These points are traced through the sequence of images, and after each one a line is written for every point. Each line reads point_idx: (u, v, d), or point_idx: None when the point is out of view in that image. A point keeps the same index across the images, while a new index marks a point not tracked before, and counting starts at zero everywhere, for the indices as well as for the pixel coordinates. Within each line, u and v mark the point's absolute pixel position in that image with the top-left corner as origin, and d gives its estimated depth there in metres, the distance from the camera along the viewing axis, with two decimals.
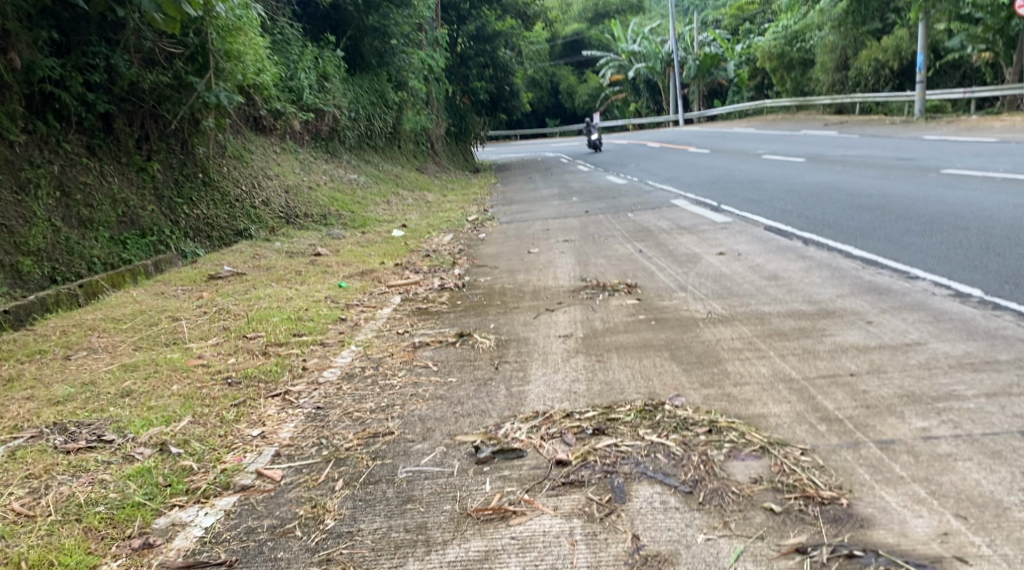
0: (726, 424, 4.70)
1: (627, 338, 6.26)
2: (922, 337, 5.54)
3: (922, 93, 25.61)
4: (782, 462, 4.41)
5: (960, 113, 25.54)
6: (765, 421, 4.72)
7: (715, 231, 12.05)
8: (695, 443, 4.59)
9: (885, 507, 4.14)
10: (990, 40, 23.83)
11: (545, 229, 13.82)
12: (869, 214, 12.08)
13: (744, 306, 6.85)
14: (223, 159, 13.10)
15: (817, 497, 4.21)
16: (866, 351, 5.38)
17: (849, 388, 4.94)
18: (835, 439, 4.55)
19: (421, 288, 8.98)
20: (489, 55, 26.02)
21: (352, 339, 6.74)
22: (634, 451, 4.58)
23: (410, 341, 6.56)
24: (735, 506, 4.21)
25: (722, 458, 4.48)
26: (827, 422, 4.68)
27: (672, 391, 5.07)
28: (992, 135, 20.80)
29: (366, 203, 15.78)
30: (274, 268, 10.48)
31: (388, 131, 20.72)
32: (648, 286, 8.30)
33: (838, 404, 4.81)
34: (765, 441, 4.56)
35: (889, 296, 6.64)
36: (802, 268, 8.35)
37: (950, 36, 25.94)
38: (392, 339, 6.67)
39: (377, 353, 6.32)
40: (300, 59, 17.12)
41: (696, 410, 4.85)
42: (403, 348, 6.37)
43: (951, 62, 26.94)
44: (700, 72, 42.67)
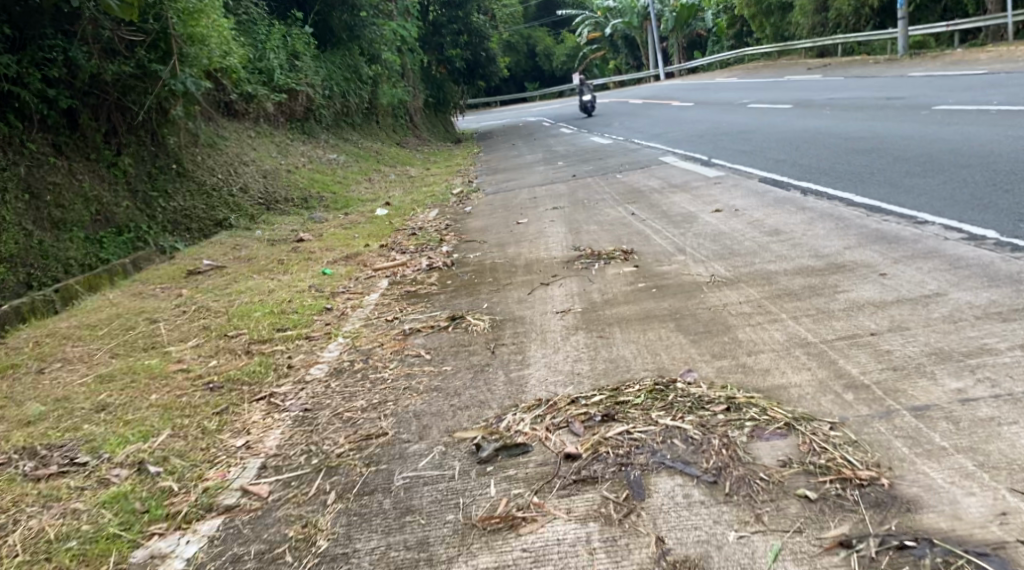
0: (745, 400, 4.41)
1: (629, 310, 5.93)
2: (942, 287, 5.24)
3: (903, 30, 25.18)
4: (810, 441, 4.12)
5: (944, 47, 25.13)
6: (785, 393, 4.44)
7: (708, 187, 11.71)
8: (713, 424, 4.29)
9: (930, 485, 3.84)
10: None
11: (533, 197, 13.46)
12: (865, 158, 11.75)
13: (748, 267, 6.52)
14: (196, 148, 12.72)
15: (855, 479, 3.92)
16: (884, 307, 5.09)
17: (872, 349, 4.67)
18: (865, 410, 4.27)
19: (409, 269, 8.64)
20: (463, 22, 25.47)
21: (340, 330, 6.40)
22: (648, 439, 4.27)
23: (400, 328, 6.23)
24: (766, 496, 3.90)
25: (744, 439, 4.18)
26: (853, 390, 4.40)
27: (683, 367, 4.78)
28: (979, 67, 20.41)
29: (348, 183, 15.39)
30: (256, 258, 10.13)
31: (364, 106, 20.28)
32: (645, 251, 7.97)
33: (862, 369, 4.53)
34: (789, 418, 4.27)
35: (899, 245, 6.33)
36: (803, 220, 8.04)
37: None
38: (381, 328, 6.34)
39: (365, 344, 5.99)
40: (268, 39, 16.73)
41: (711, 387, 4.55)
42: (394, 337, 6.04)
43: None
44: (677, 25, 42.16)
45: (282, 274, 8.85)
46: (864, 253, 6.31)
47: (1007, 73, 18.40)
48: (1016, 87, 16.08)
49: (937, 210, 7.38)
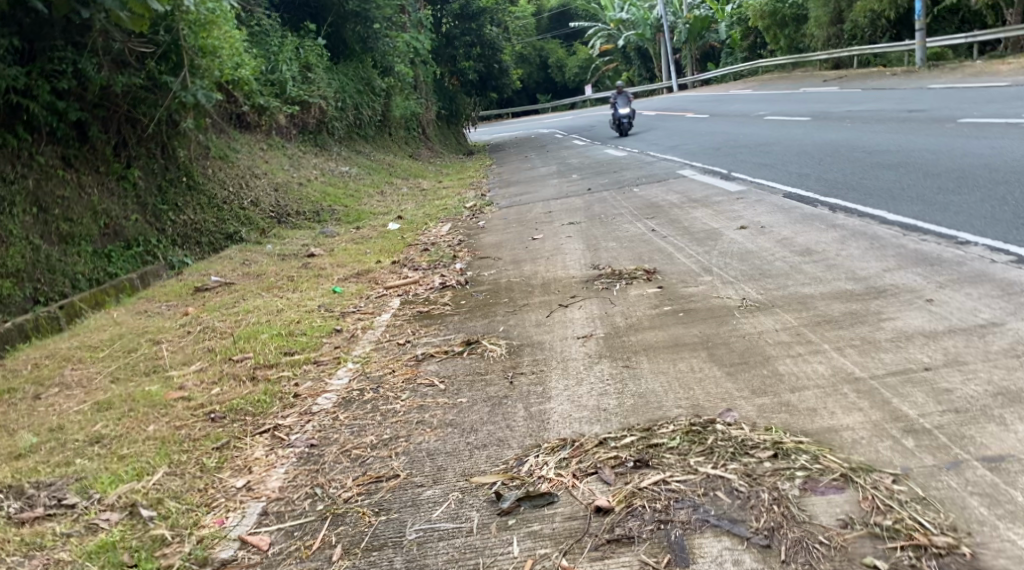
0: (794, 446, 4.07)
1: (654, 339, 5.53)
2: (996, 316, 4.89)
3: (921, 41, 24.76)
4: (873, 497, 3.78)
5: (962, 59, 24.70)
6: (837, 438, 4.11)
7: (730, 202, 11.35)
8: (759, 474, 3.97)
9: (1020, 557, 3.49)
10: None
11: (548, 212, 13.12)
12: (893, 172, 11.37)
13: (788, 293, 6.18)
14: (207, 161, 12.43)
15: (931, 546, 3.57)
16: (936, 338, 4.75)
17: (929, 387, 4.33)
18: (930, 459, 3.93)
19: (421, 288, 8.30)
20: (476, 34, 25.27)
21: (347, 355, 6.03)
22: (688, 490, 3.94)
23: (412, 353, 5.87)
24: (830, 564, 3.56)
25: (797, 493, 3.85)
26: (914, 435, 4.06)
27: (721, 405, 4.44)
28: (1002, 79, 20.00)
29: (359, 196, 15.07)
30: (266, 274, 9.82)
31: (377, 119, 20.01)
32: (668, 271, 7.62)
33: (921, 410, 4.19)
34: (846, 468, 3.93)
35: (948, 273, 5.98)
36: (836, 239, 7.89)
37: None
38: (392, 352, 5.97)
39: (374, 371, 5.60)
40: (280, 50, 16.46)
41: (754, 428, 4.23)
42: (405, 363, 5.66)
43: (947, 7, 26.14)
44: (691, 36, 41.88)
45: (287, 295, 8.32)
46: (902, 278, 6.03)
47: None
48: None
49: (985, 231, 7.00)
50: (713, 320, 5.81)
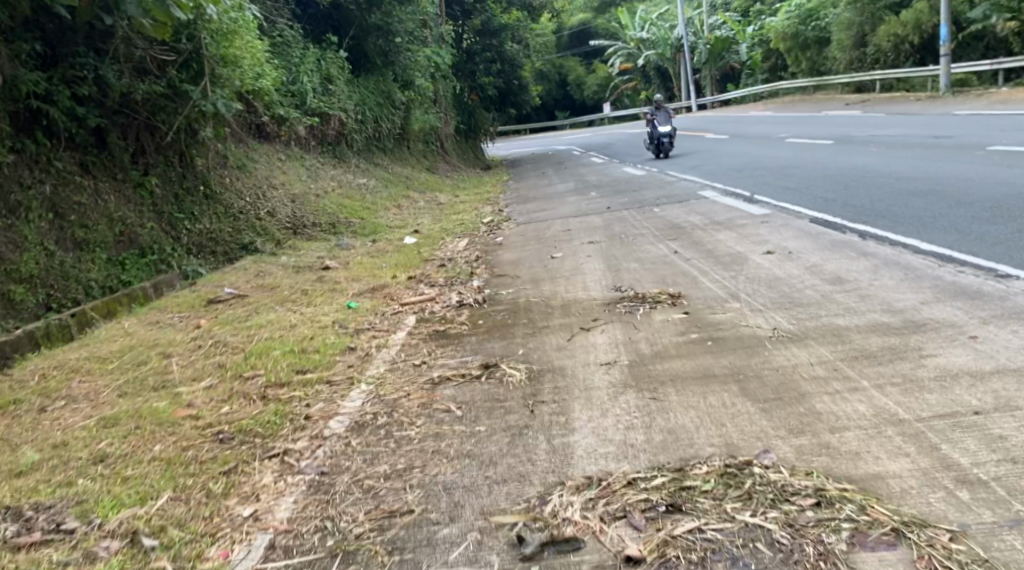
0: (838, 494, 3.91)
1: (681, 369, 5.30)
2: None
3: (945, 67, 24.54)
4: (928, 555, 3.62)
5: (987, 86, 24.47)
6: (884, 486, 3.94)
7: (754, 225, 11.13)
8: (802, 524, 3.82)
9: None
10: None
11: (567, 230, 12.91)
12: (924, 199, 11.13)
13: (822, 325, 6.00)
14: (223, 171, 12.29)
15: None
16: (985, 379, 4.56)
17: (981, 434, 4.14)
18: (989, 514, 3.75)
19: (438, 306, 8.09)
20: (496, 50, 25.33)
21: (360, 376, 5.71)
22: (726, 541, 3.79)
23: (428, 375, 5.62)
24: None
25: (844, 548, 3.68)
26: (968, 487, 3.88)
27: (758, 446, 4.28)
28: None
29: (376, 209, 14.90)
30: (279, 287, 9.62)
31: (396, 132, 19.86)
32: (694, 296, 7.41)
33: (974, 460, 4.01)
34: (897, 521, 3.77)
35: (994, 314, 5.75)
36: (869, 267, 7.83)
37: (970, 8, 24.89)
38: (408, 374, 5.73)
39: (388, 396, 5.28)
40: (301, 62, 16.32)
41: (793, 472, 4.07)
42: (420, 387, 5.38)
43: (972, 34, 25.94)
44: (712, 57, 41.76)
45: (300, 312, 7.97)
46: (940, 312, 6.03)
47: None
48: None
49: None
50: (749, 353, 5.50)
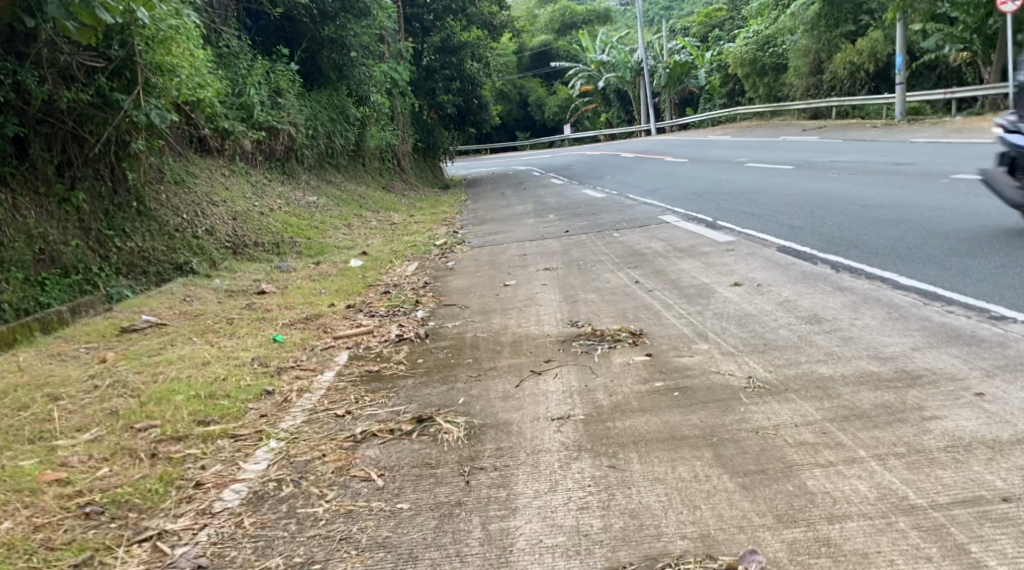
0: None
1: (644, 432, 4.52)
2: None
3: (902, 95, 24.20)
4: None
5: (943, 115, 24.22)
6: None
7: (719, 254, 10.48)
8: None
9: None
10: (967, 40, 23.01)
11: (523, 254, 12.18)
12: (895, 228, 10.53)
13: (808, 376, 5.37)
14: (159, 186, 11.39)
15: None
16: (1005, 454, 4.09)
17: (1016, 531, 3.71)
18: None
19: (375, 340, 7.24)
20: (456, 68, 24.42)
21: (272, 428, 4.87)
22: None
23: (349, 430, 4.78)
24: None
25: None
26: None
27: (746, 545, 3.77)
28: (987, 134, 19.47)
29: (324, 228, 14.07)
30: (204, 314, 8.64)
31: (350, 148, 19.03)
32: (657, 334, 6.71)
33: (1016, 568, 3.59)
34: None
35: (1000, 368, 5.13)
36: (844, 303, 7.21)
37: (925, 37, 24.79)
38: (328, 428, 4.86)
39: (298, 459, 4.53)
40: (249, 73, 15.46)
41: None
42: (338, 447, 4.62)
43: (926, 63, 25.84)
44: (671, 81, 41.57)
45: (217, 343, 7.02)
46: (935, 360, 5.45)
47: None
48: None
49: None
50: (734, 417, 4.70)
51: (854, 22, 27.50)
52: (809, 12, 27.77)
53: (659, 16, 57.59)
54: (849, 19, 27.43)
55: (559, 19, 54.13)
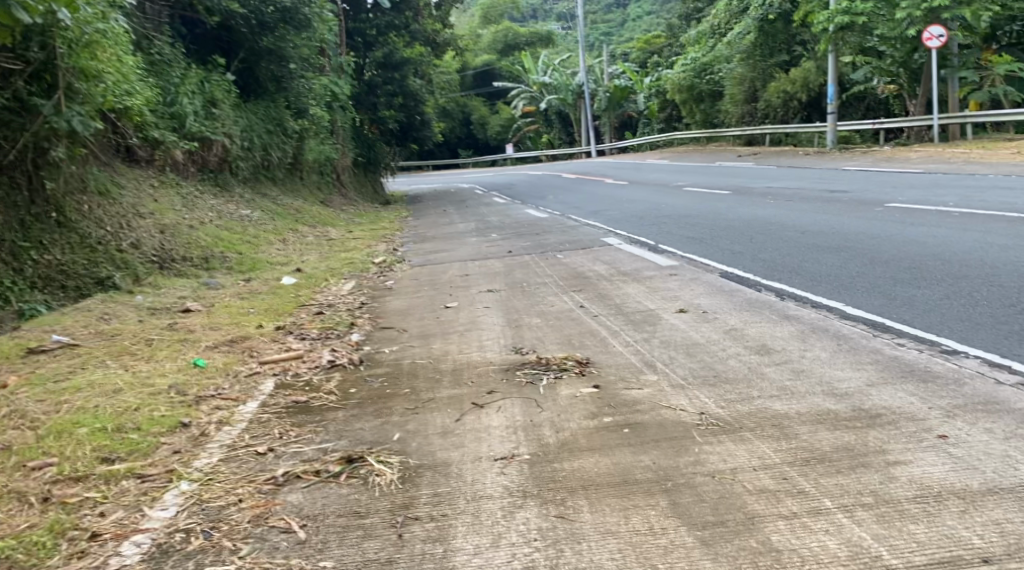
0: None
1: (592, 474, 4.33)
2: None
3: (833, 123, 24.31)
4: None
5: (871, 145, 24.50)
6: None
7: (663, 278, 10.24)
8: None
9: None
10: (895, 73, 23.47)
11: (464, 275, 11.80)
12: (837, 256, 10.41)
13: (763, 413, 5.09)
14: (82, 196, 10.81)
15: None
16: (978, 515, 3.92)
17: None
18: None
19: (304, 366, 6.81)
20: (398, 84, 24.04)
21: (184, 469, 4.55)
22: None
23: (269, 471, 4.49)
24: None
25: None
26: None
27: None
28: (917, 164, 19.67)
29: (256, 243, 13.55)
30: (120, 334, 8.13)
31: (287, 162, 18.51)
32: (605, 364, 6.42)
33: None
34: None
35: (959, 408, 4.89)
36: (794, 333, 6.97)
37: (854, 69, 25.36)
38: (244, 469, 4.53)
39: (216, 504, 4.22)
40: (182, 82, 14.90)
41: None
42: (256, 492, 4.31)
43: (856, 94, 26.36)
44: (611, 104, 41.76)
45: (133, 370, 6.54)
46: (890, 398, 5.18)
47: (949, 173, 17.56)
48: (965, 187, 15.25)
49: (983, 343, 6.32)
50: (694, 465, 4.38)
51: (788, 52, 28.29)
52: (747, 41, 28.43)
53: (599, 41, 58.09)
54: (783, 49, 28.24)
55: (502, 39, 54.01)
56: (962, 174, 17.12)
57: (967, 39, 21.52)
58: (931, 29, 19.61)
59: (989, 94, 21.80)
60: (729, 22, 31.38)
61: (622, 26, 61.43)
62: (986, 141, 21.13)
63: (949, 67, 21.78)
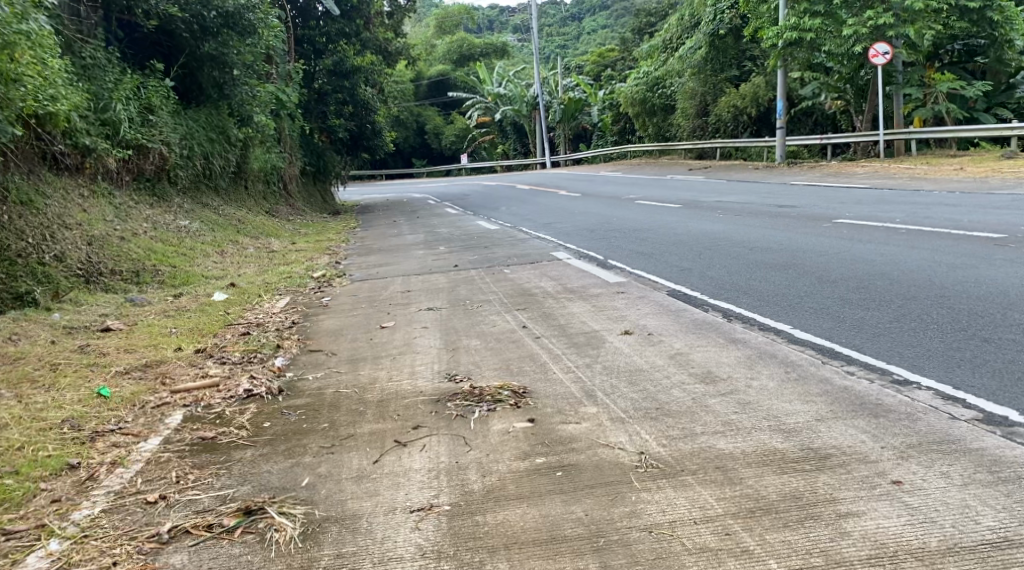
0: None
1: (518, 530, 4.28)
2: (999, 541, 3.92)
3: (781, 138, 24.26)
4: None
5: (819, 160, 24.52)
6: None
7: (610, 296, 9.91)
8: None
9: None
10: (842, 88, 23.49)
11: (406, 290, 11.40)
12: (786, 273, 10.12)
13: (707, 453, 4.72)
14: (3, 205, 10.20)
15: None
16: None
17: None
18: None
19: (217, 397, 6.52)
20: (348, 91, 23.45)
21: (56, 523, 4.80)
22: None
23: (151, 526, 4.73)
24: None
25: None
26: None
27: None
28: (862, 180, 19.58)
29: (192, 255, 12.99)
30: (25, 358, 7.57)
31: (230, 170, 17.90)
32: (543, 393, 6.03)
33: None
34: None
35: (913, 448, 4.57)
36: (740, 357, 6.62)
37: (803, 85, 25.40)
38: (119, 516, 4.85)
39: (77, 565, 4.48)
40: (116, 87, 14.36)
41: None
42: (127, 549, 4.57)
43: (804, 110, 26.43)
44: (566, 115, 41.50)
45: (33, 418, 6.09)
46: (840, 436, 4.77)
47: (895, 189, 17.45)
48: (915, 204, 15.10)
49: (935, 367, 6.02)
50: (628, 518, 4.24)
51: (738, 67, 28.27)
52: (697, 56, 28.23)
53: (554, 54, 57.96)
54: (733, 64, 28.19)
55: (456, 49, 53.54)
56: (908, 191, 17.03)
57: (910, 57, 21.53)
58: (877, 46, 19.51)
59: (933, 110, 21.78)
60: (680, 37, 31.30)
61: (577, 39, 61.33)
62: (932, 157, 21.11)
63: (894, 84, 21.80)
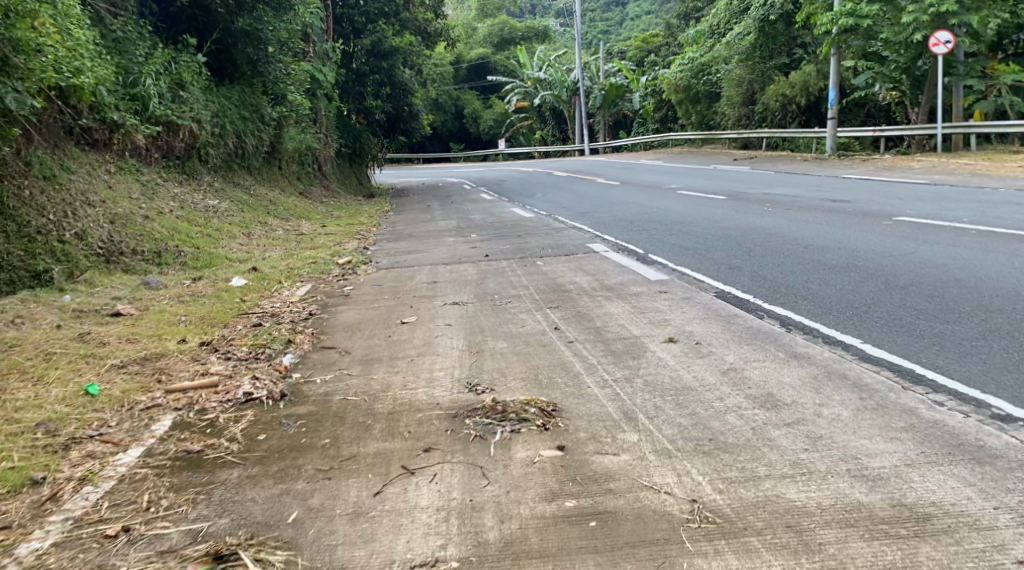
0: None
1: None
2: None
3: (831, 129, 23.17)
4: None
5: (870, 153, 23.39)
6: None
7: (652, 295, 9.04)
8: None
9: None
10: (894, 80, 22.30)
11: (433, 281, 10.59)
12: (846, 276, 9.19)
13: (775, 505, 4.18)
14: (24, 179, 9.53)
15: None
16: None
17: None
18: None
19: (213, 400, 5.77)
20: (386, 72, 22.66)
21: None
22: None
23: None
24: None
25: None
26: None
27: None
28: (918, 175, 18.50)
29: (217, 236, 12.25)
30: (21, 345, 6.88)
31: (263, 150, 17.09)
32: (577, 412, 5.21)
33: None
34: None
35: None
36: (801, 377, 5.75)
37: (856, 74, 24.24)
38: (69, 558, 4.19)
39: None
40: (147, 62, 13.60)
41: None
42: None
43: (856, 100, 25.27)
44: (606, 102, 40.50)
45: (6, 421, 5.36)
46: (938, 489, 4.24)
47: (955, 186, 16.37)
48: (980, 201, 14.07)
49: None
50: None
51: (788, 55, 27.14)
52: (746, 42, 27.12)
53: (595, 40, 56.85)
54: (783, 51, 27.08)
55: (498, 32, 52.45)
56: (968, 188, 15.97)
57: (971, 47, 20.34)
58: (939, 35, 18.37)
59: (993, 103, 20.63)
60: (729, 22, 30.13)
61: (620, 25, 60.14)
62: (991, 152, 20.00)
63: (953, 75, 20.64)
